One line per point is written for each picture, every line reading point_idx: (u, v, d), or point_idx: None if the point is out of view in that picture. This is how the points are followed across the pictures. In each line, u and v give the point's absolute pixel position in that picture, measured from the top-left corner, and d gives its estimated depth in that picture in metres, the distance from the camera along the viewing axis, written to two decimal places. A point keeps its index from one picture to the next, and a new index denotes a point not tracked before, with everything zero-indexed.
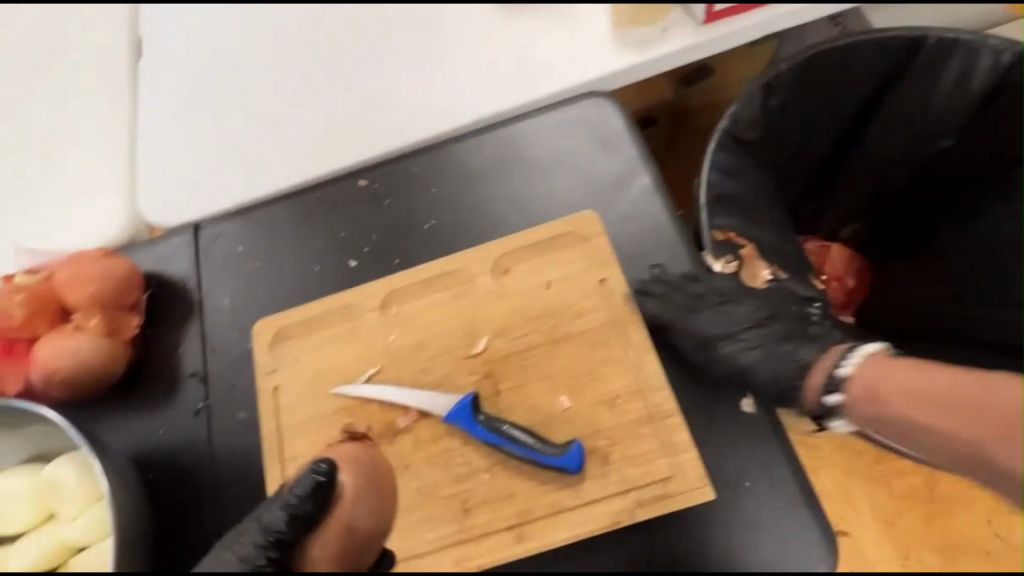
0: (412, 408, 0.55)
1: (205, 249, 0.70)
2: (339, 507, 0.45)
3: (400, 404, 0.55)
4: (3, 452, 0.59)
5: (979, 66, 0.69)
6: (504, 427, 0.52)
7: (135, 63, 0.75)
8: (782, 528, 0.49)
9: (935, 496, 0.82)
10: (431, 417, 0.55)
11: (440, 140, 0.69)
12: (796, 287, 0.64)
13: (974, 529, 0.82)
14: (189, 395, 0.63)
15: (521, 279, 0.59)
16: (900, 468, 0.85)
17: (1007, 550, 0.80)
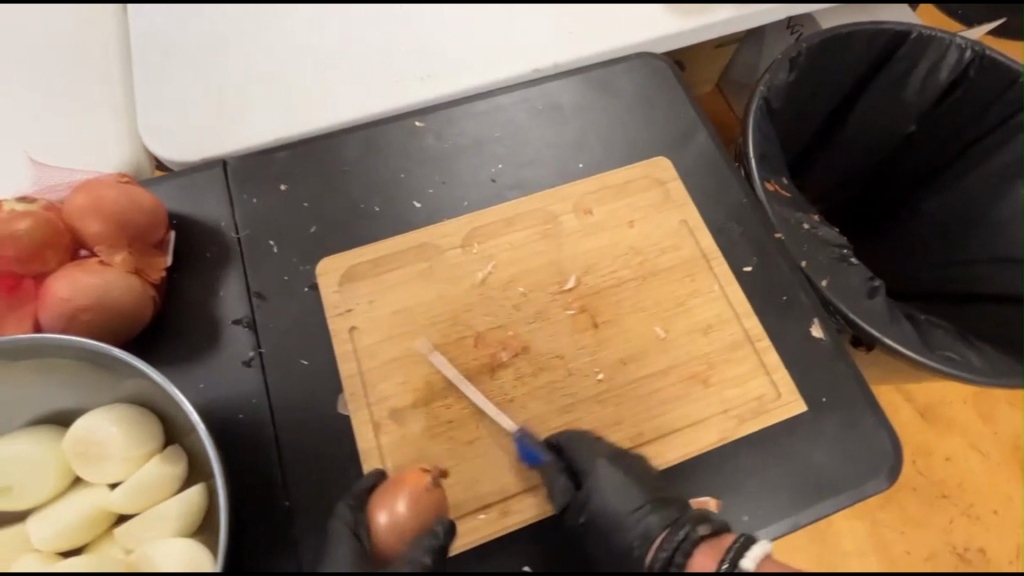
0: (511, 343, 0.55)
1: (240, 188, 0.63)
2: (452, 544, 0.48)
3: (500, 339, 0.56)
4: (24, 406, 0.51)
5: (947, 61, 0.79)
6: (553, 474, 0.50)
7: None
8: (855, 435, 0.54)
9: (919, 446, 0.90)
10: (531, 351, 0.55)
11: (497, 85, 0.68)
12: (829, 233, 0.70)
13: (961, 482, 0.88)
14: (237, 343, 0.57)
15: (604, 220, 0.62)
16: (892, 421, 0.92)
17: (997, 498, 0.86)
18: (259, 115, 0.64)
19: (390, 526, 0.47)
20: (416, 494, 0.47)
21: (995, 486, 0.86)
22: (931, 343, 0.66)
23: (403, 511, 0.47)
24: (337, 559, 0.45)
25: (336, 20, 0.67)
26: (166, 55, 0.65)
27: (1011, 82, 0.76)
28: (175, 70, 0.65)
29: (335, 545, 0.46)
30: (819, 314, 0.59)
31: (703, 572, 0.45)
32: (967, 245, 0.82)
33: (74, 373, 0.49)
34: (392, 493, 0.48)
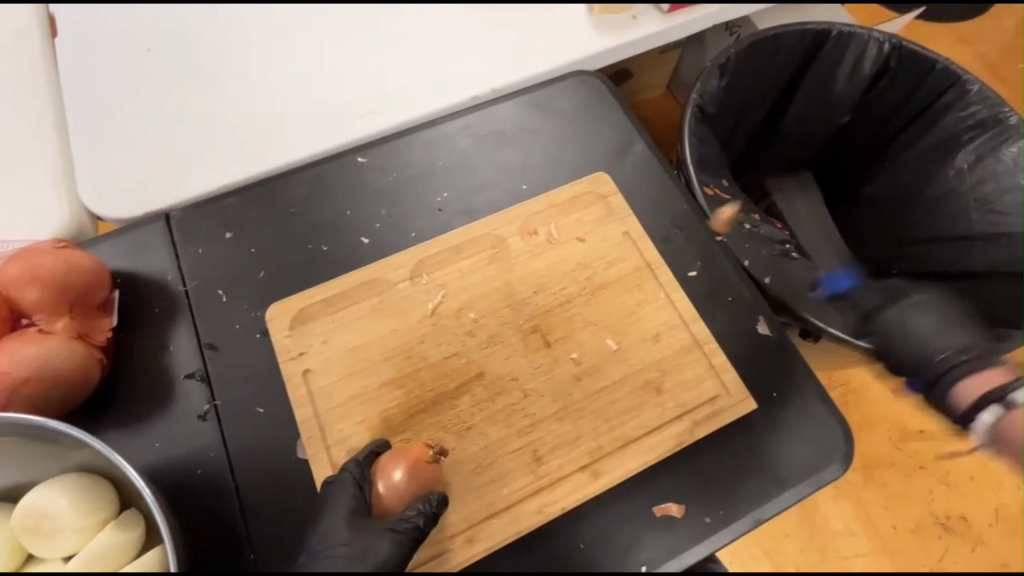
0: (466, 370, 0.56)
1: (185, 240, 0.63)
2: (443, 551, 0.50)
3: (455, 366, 0.56)
4: None
5: (868, 54, 0.81)
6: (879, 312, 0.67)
7: (49, 45, 0.69)
8: (801, 412, 0.56)
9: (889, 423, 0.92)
10: (486, 376, 0.56)
11: (436, 116, 0.69)
12: (771, 229, 0.73)
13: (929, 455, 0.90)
14: (191, 397, 0.56)
15: (550, 239, 0.63)
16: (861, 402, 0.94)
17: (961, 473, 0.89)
18: (199, 164, 0.64)
19: (390, 490, 0.51)
20: (417, 462, 0.51)
21: (969, 453, 0.89)
22: (874, 327, 0.69)
23: (401, 479, 0.50)
24: (340, 507, 0.48)
25: (277, 59, 0.66)
26: (112, 106, 0.65)
27: (930, 68, 0.80)
28: (112, 124, 0.64)
29: (337, 495, 0.49)
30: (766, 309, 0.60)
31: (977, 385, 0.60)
32: (904, 226, 0.86)
33: (17, 447, 0.48)
34: (394, 460, 0.51)
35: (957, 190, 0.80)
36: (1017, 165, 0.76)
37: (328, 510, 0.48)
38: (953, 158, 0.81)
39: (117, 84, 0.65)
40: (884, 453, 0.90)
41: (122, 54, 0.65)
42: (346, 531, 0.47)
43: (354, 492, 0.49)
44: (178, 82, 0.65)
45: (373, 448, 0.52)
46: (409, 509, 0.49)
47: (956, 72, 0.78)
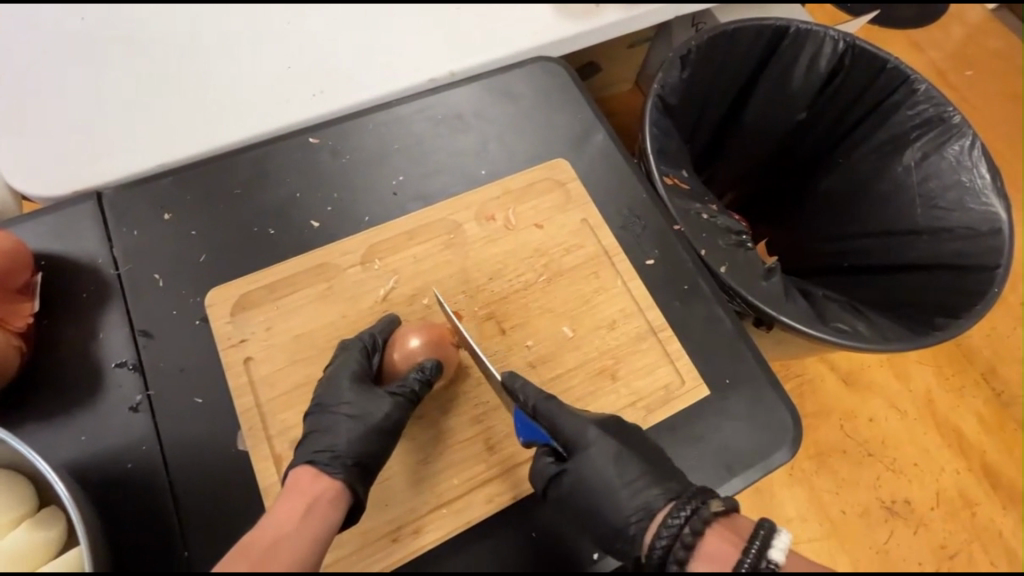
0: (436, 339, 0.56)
1: (117, 221, 0.59)
2: (392, 547, 0.48)
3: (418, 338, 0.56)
4: None
5: (824, 52, 0.83)
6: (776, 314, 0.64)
7: None
8: (745, 403, 0.56)
9: (842, 412, 0.94)
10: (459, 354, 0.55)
11: (395, 98, 0.66)
12: (727, 220, 0.74)
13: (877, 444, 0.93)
14: (121, 387, 0.53)
15: (508, 224, 0.62)
16: (815, 391, 0.96)
17: (907, 463, 0.92)
18: (136, 142, 0.60)
19: (404, 355, 0.53)
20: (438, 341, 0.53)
21: (913, 440, 0.93)
22: (825, 318, 0.71)
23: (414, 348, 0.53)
24: (352, 367, 0.51)
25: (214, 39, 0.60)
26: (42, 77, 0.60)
27: (881, 67, 0.82)
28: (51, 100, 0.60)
29: (350, 355, 0.52)
30: (722, 300, 0.61)
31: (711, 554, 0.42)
32: (855, 221, 0.88)
33: None
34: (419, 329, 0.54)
35: (904, 186, 0.83)
36: (959, 162, 0.79)
37: (333, 371, 0.51)
38: (901, 155, 0.83)
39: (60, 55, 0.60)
40: (835, 440, 0.93)
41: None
42: (347, 388, 0.50)
43: (360, 356, 0.52)
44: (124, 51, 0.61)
45: (388, 321, 0.55)
46: (408, 372, 0.51)
47: (905, 72, 0.81)
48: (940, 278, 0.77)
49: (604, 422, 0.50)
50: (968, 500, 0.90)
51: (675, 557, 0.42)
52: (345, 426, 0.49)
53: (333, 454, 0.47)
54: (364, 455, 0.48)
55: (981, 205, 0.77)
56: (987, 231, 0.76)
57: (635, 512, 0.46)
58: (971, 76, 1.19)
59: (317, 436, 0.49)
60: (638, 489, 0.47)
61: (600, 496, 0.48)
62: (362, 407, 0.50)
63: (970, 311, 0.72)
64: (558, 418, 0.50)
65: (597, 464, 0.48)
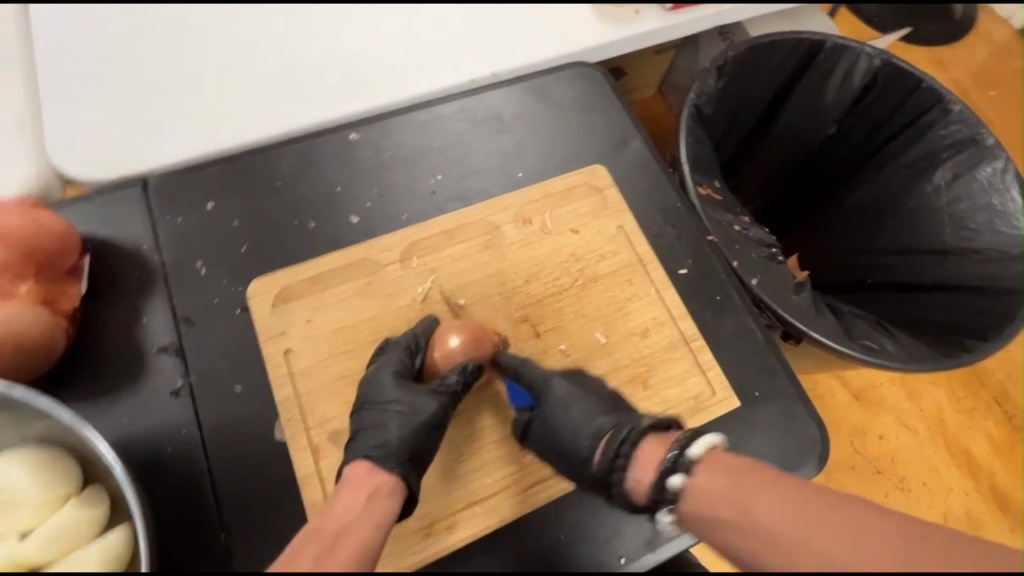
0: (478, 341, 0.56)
1: (162, 207, 0.60)
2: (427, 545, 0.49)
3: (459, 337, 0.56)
4: None
5: (858, 67, 0.83)
6: (807, 332, 0.64)
7: None
8: (772, 417, 0.57)
9: (857, 428, 0.94)
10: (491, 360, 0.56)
11: (434, 97, 0.67)
12: (758, 232, 0.74)
13: (885, 460, 0.93)
14: (164, 371, 0.54)
15: (544, 228, 0.62)
16: (829, 406, 0.96)
17: (918, 481, 0.92)
18: (180, 130, 0.61)
19: (443, 355, 0.54)
20: (476, 340, 0.54)
21: (925, 458, 0.93)
22: (852, 335, 0.72)
23: (454, 347, 0.54)
24: (394, 366, 0.52)
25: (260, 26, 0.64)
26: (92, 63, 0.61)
27: (915, 86, 0.82)
28: (93, 78, 0.61)
29: (391, 356, 0.53)
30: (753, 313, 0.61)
31: (649, 460, 0.48)
32: (885, 237, 0.88)
33: None
34: (456, 329, 0.54)
35: (933, 206, 0.83)
36: (990, 184, 0.79)
37: (374, 371, 0.52)
38: (931, 175, 0.83)
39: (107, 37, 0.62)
40: (847, 455, 0.93)
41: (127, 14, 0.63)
42: (394, 388, 0.50)
43: (403, 355, 0.53)
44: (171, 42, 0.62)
45: (428, 321, 0.56)
46: (449, 373, 0.52)
47: (939, 91, 0.81)
48: (965, 298, 0.78)
49: (570, 373, 0.53)
50: (976, 520, 0.90)
51: (618, 462, 0.48)
52: (396, 424, 0.49)
53: (388, 449, 0.48)
54: (417, 461, 0.49)
55: (1010, 229, 0.77)
56: (1016, 254, 0.76)
57: (587, 436, 0.50)
58: (995, 96, 1.19)
59: (366, 433, 0.49)
60: (591, 417, 0.50)
61: (562, 427, 0.50)
62: (410, 404, 0.50)
63: (998, 334, 0.72)
64: (529, 372, 0.52)
65: (563, 401, 0.50)
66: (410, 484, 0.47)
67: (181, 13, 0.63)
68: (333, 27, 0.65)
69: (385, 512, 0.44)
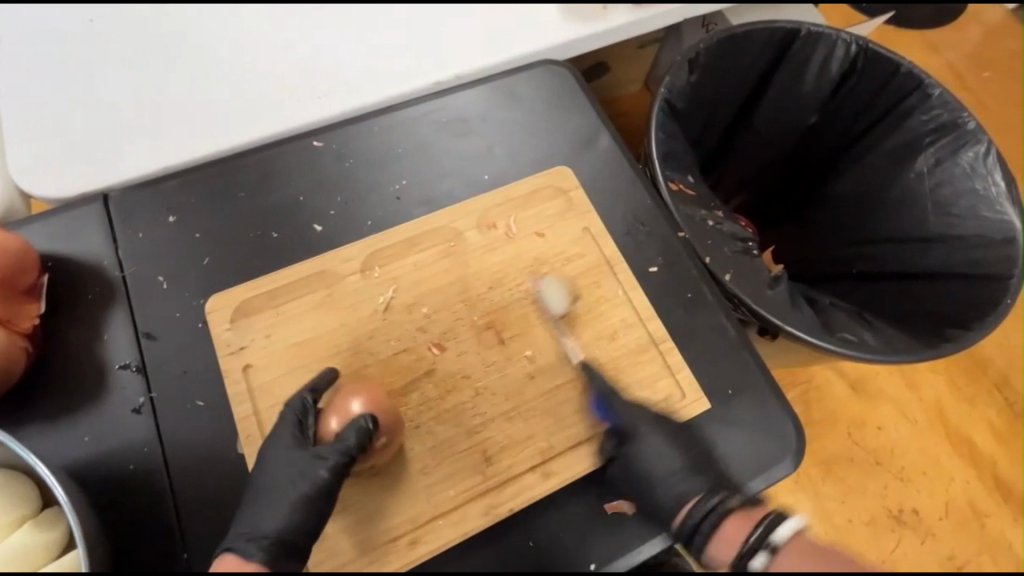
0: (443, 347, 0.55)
1: (123, 222, 0.59)
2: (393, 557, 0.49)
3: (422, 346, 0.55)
4: None
5: (835, 55, 0.81)
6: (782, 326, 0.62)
7: None
8: (746, 416, 0.56)
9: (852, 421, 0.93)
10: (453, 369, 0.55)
11: (396, 101, 0.66)
12: (733, 227, 0.73)
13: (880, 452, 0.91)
14: (124, 389, 0.53)
15: (510, 232, 0.61)
16: (823, 400, 0.94)
17: (915, 472, 0.90)
18: (140, 144, 0.60)
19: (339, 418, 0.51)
20: (370, 401, 0.50)
21: (922, 449, 0.91)
22: (833, 328, 0.70)
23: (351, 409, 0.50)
24: (287, 435, 0.50)
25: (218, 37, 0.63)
26: (54, 82, 0.61)
27: (894, 70, 0.80)
28: (71, 90, 0.61)
29: (287, 423, 0.50)
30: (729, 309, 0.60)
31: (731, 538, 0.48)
32: (869, 227, 0.86)
33: None
34: (352, 393, 0.51)
35: (916, 193, 0.81)
36: (973, 169, 0.77)
37: (269, 442, 0.49)
38: (914, 161, 0.81)
39: (67, 55, 0.62)
40: (841, 449, 0.91)
41: (87, 28, 0.63)
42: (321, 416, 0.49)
43: (295, 422, 0.50)
44: (133, 55, 0.62)
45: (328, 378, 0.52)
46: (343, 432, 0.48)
47: (919, 76, 0.79)
48: (948, 287, 0.76)
49: (664, 421, 0.55)
50: (977, 511, 0.89)
51: (700, 529, 0.50)
52: (269, 511, 0.47)
53: (252, 538, 0.46)
54: (286, 542, 0.46)
55: (995, 214, 0.75)
56: (1000, 240, 0.74)
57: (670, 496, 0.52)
58: (990, 77, 1.16)
59: (249, 511, 0.48)
60: (679, 476, 0.52)
61: (642, 473, 0.52)
62: (287, 485, 0.47)
63: (980, 322, 0.70)
64: (620, 412, 0.54)
65: (649, 452, 0.53)
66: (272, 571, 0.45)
67: (144, 28, 0.63)
68: (293, 36, 0.65)
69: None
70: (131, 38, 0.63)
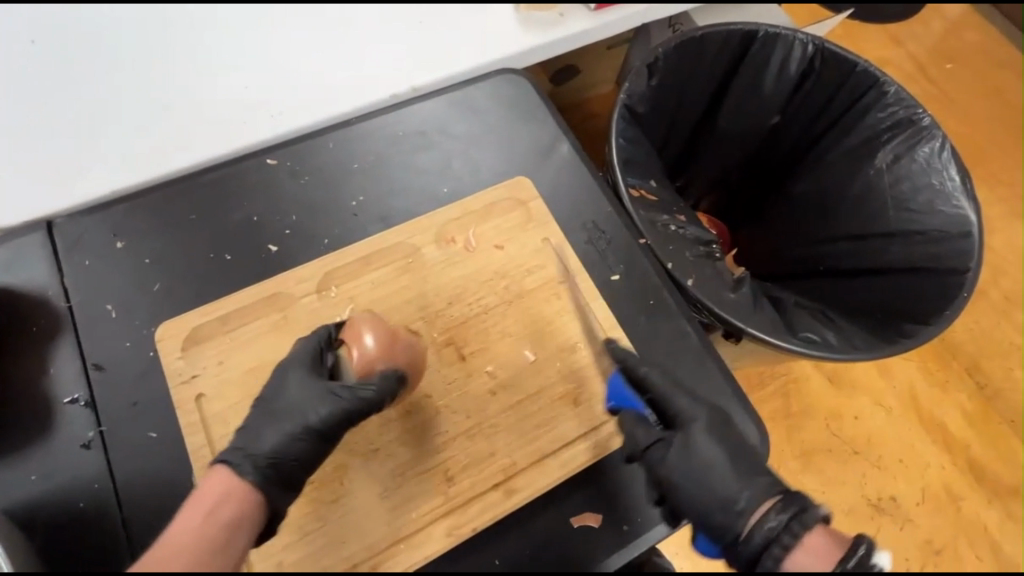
0: None
1: (67, 250, 0.57)
2: None
3: None
4: None
5: (793, 55, 0.82)
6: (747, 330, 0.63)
7: None
8: None
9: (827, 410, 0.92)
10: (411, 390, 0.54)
11: (352, 116, 0.65)
12: (695, 232, 0.73)
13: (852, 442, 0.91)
14: (73, 423, 0.52)
15: (468, 246, 0.61)
16: (800, 396, 0.94)
17: (894, 463, 0.89)
18: (87, 167, 0.59)
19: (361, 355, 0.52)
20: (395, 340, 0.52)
21: (897, 436, 0.91)
22: (795, 328, 0.73)
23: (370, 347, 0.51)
24: (297, 360, 0.51)
25: (172, 55, 0.63)
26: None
27: (851, 69, 0.81)
28: (42, 100, 0.60)
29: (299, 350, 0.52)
30: (650, 427, 0.52)
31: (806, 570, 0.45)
32: (833, 224, 0.87)
33: None
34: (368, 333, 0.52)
35: (876, 189, 0.82)
36: (929, 164, 0.79)
37: (281, 368, 0.51)
38: (873, 158, 0.83)
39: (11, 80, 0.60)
40: (821, 439, 0.91)
41: (31, 51, 0.62)
42: (291, 396, 0.49)
43: (314, 350, 0.52)
44: (78, 75, 0.61)
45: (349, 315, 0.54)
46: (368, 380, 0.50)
47: (874, 75, 0.80)
48: (908, 283, 0.77)
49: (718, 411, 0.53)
50: (953, 494, 0.88)
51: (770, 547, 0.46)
52: (271, 432, 0.48)
53: (247, 454, 0.47)
54: (281, 469, 0.47)
55: (952, 208, 0.76)
56: (957, 233, 0.75)
57: (745, 492, 0.48)
58: (950, 69, 1.18)
59: (245, 433, 0.49)
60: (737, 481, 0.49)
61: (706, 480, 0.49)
62: (296, 409, 0.49)
63: (939, 316, 0.71)
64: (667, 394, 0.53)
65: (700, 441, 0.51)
66: (263, 493, 0.45)
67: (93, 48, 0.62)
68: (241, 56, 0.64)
69: (239, 514, 0.44)
70: (76, 61, 0.62)
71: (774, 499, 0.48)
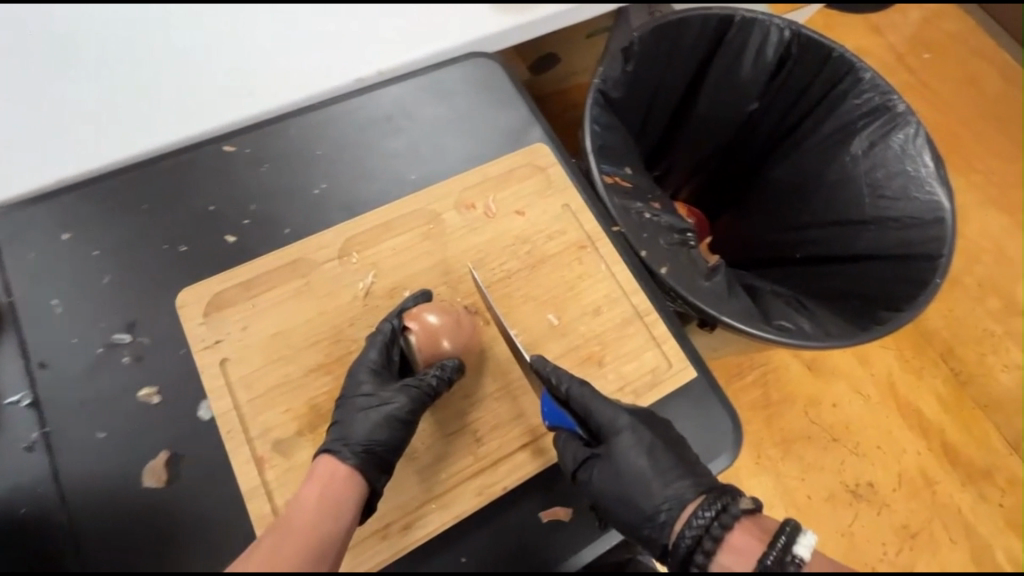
0: None
1: (5, 244, 0.55)
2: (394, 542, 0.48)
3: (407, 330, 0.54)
4: None
5: (770, 40, 0.78)
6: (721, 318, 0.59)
7: None
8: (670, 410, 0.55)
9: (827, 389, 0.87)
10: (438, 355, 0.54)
11: (320, 103, 0.61)
12: (671, 219, 0.74)
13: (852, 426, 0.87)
14: (14, 424, 0.50)
15: (488, 211, 0.60)
16: None
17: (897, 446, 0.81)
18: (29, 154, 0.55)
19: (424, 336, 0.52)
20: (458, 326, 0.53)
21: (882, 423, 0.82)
22: (770, 317, 0.73)
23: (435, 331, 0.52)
24: (366, 359, 0.51)
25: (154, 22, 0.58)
26: None
27: (827, 55, 0.78)
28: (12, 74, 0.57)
29: (368, 348, 0.52)
30: (579, 445, 0.49)
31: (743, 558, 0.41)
32: (808, 211, 0.85)
33: None
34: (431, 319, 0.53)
35: (851, 176, 0.80)
36: (904, 151, 0.76)
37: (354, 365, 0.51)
38: (849, 145, 0.80)
39: None
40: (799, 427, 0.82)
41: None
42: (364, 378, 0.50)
43: (381, 343, 0.52)
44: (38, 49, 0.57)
45: (416, 296, 0.54)
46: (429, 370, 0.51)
47: (850, 60, 0.76)
48: (881, 269, 0.75)
49: (643, 415, 0.51)
50: (926, 480, 0.79)
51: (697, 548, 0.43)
52: (361, 420, 0.48)
53: (346, 441, 0.47)
54: (377, 453, 0.47)
55: (927, 195, 0.74)
56: (930, 219, 0.73)
57: (665, 500, 0.47)
58: None
59: (340, 427, 0.49)
60: (665, 485, 0.47)
61: (631, 490, 0.48)
62: (381, 395, 0.49)
63: (911, 304, 0.69)
64: (588, 407, 0.50)
65: (624, 453, 0.48)
66: (366, 476, 0.46)
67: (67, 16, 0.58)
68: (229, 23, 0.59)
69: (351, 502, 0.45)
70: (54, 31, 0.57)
71: (700, 499, 0.46)
